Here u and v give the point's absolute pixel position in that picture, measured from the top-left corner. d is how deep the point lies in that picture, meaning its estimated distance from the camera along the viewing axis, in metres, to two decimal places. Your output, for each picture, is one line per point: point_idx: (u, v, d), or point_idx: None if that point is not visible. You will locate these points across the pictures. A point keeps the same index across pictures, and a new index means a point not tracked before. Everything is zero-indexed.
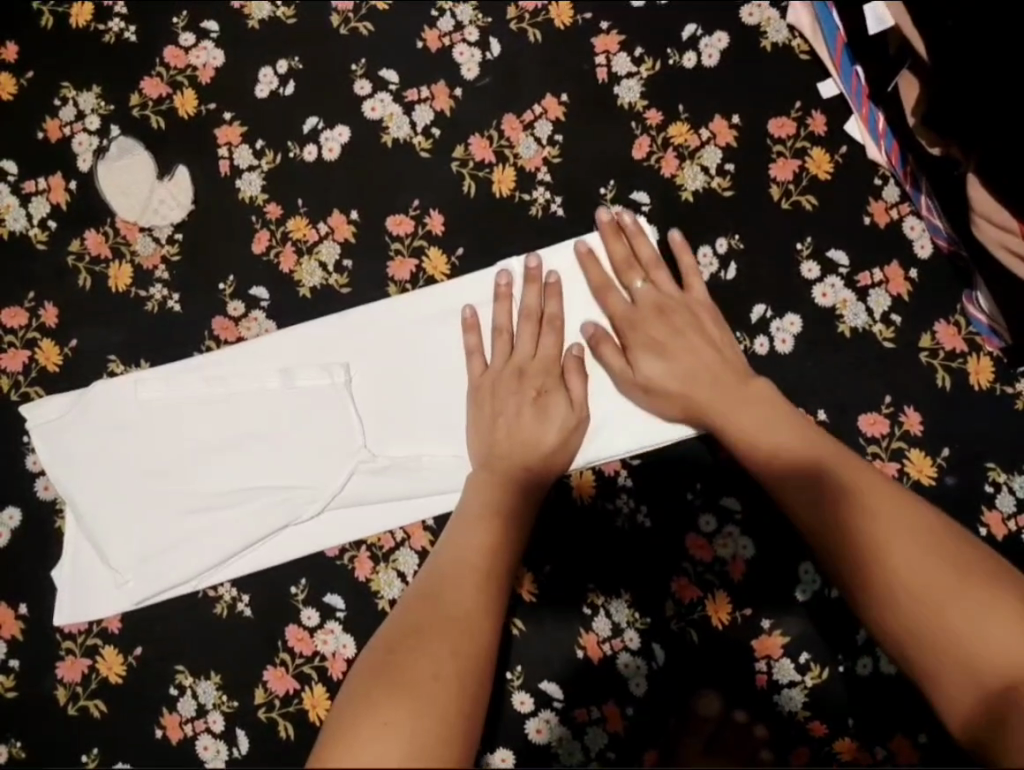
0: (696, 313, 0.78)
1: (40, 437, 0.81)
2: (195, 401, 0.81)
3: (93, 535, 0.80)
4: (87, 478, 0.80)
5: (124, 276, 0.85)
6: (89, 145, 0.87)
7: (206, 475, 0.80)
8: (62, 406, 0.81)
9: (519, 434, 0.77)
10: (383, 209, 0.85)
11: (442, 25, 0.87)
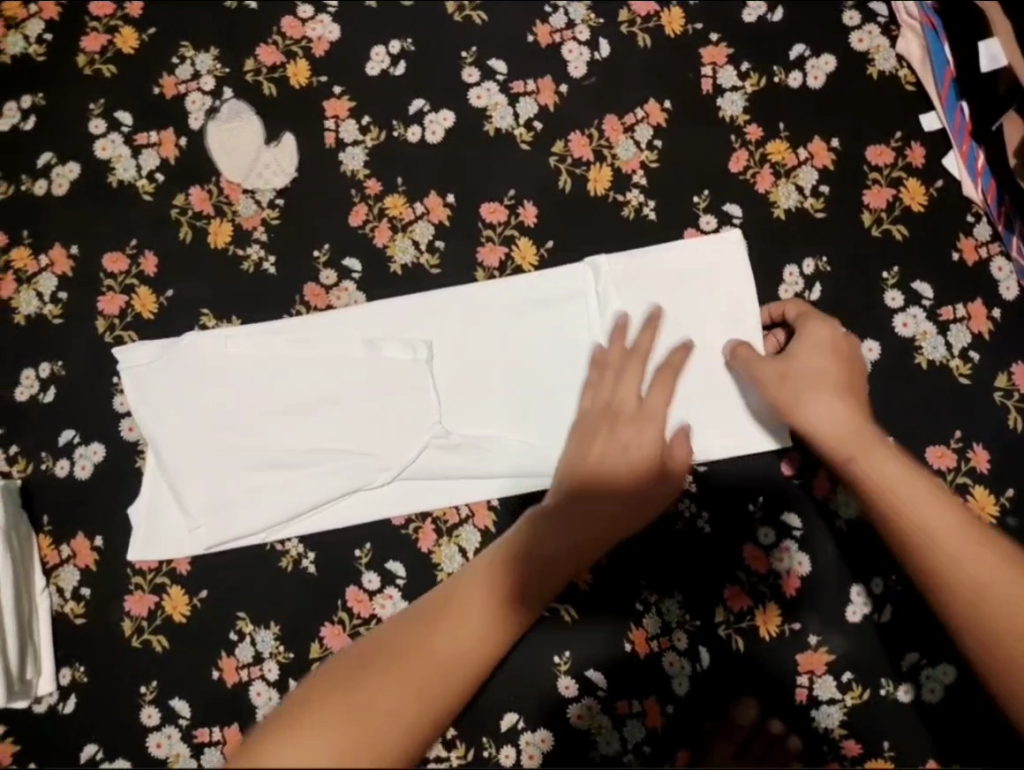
0: (854, 369, 0.75)
1: (129, 379, 0.82)
2: (281, 362, 0.83)
3: (170, 480, 0.81)
4: (170, 423, 0.81)
5: (224, 233, 0.87)
6: (202, 104, 0.90)
7: (283, 435, 0.82)
8: (153, 350, 0.83)
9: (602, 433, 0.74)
10: (480, 196, 0.87)
11: (554, 22, 0.89)
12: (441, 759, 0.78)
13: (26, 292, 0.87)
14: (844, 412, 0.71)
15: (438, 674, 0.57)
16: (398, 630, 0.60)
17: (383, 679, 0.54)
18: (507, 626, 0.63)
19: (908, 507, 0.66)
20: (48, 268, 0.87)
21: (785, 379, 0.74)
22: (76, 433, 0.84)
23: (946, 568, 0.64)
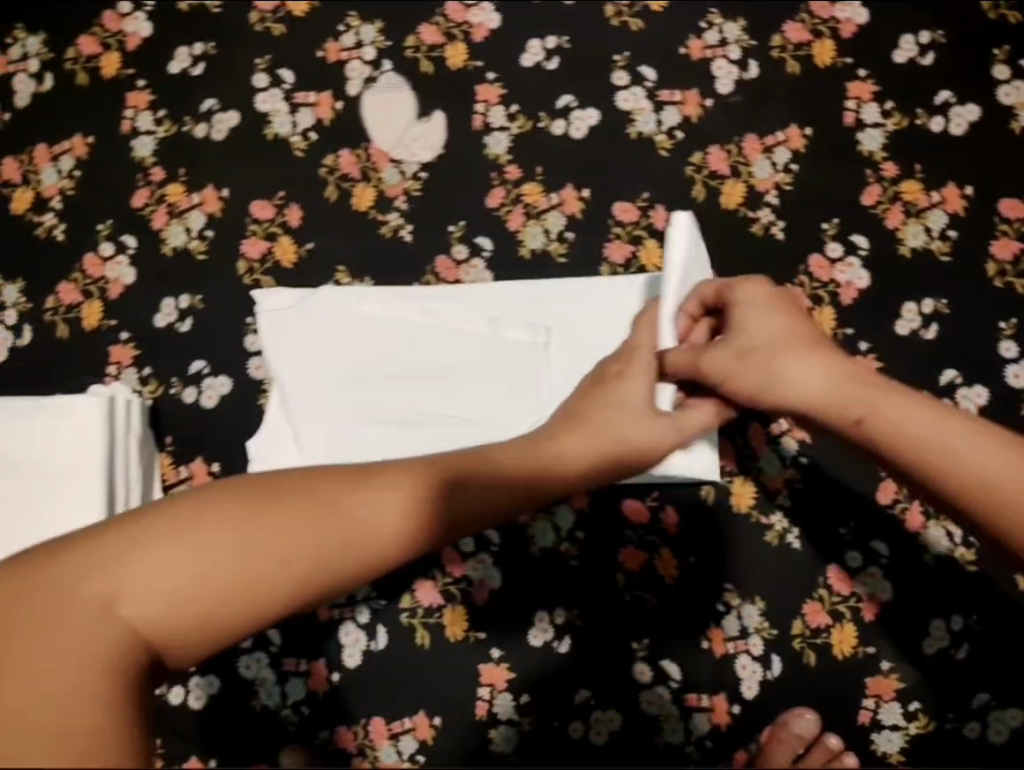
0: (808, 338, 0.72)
1: (265, 322, 0.87)
2: (406, 324, 0.87)
3: (291, 420, 0.86)
4: (298, 368, 0.86)
5: (367, 198, 0.91)
6: (361, 73, 0.93)
7: (400, 393, 0.86)
8: (290, 298, 0.88)
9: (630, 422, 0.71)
10: (616, 194, 0.89)
11: (708, 38, 0.91)
12: (514, 723, 0.83)
13: (176, 226, 0.92)
14: (823, 367, 0.70)
15: (279, 544, 0.53)
16: (289, 504, 0.55)
17: (259, 545, 0.53)
18: (427, 528, 0.59)
19: (913, 430, 0.65)
20: (199, 206, 0.92)
21: (738, 361, 0.72)
22: (206, 365, 0.90)
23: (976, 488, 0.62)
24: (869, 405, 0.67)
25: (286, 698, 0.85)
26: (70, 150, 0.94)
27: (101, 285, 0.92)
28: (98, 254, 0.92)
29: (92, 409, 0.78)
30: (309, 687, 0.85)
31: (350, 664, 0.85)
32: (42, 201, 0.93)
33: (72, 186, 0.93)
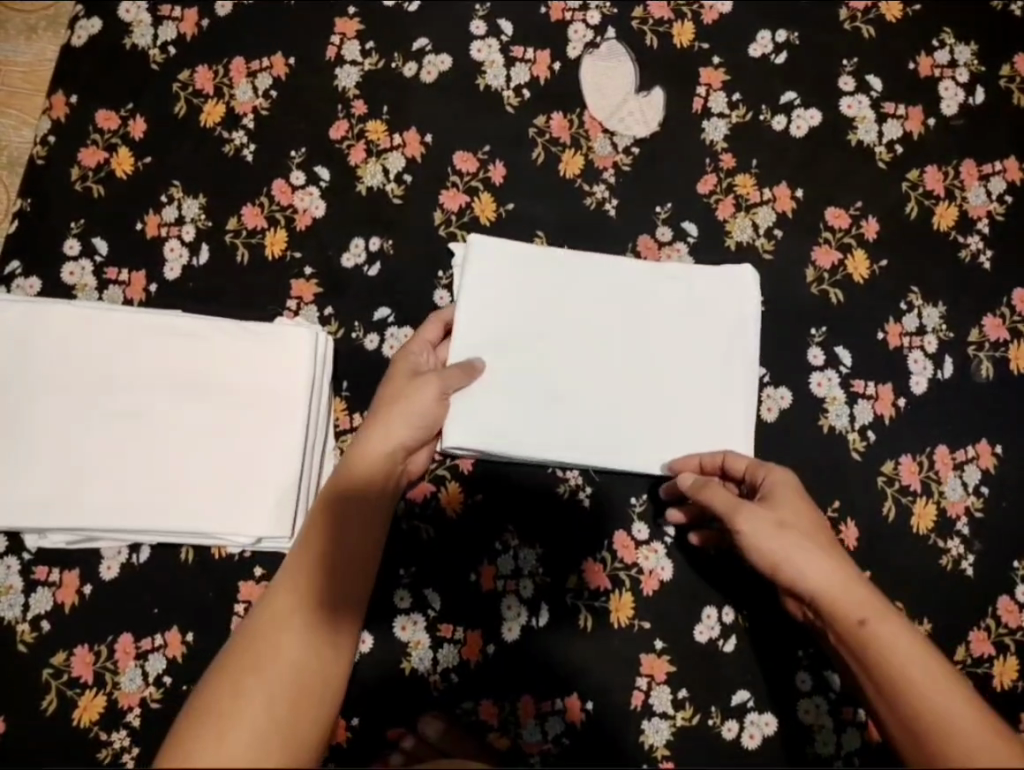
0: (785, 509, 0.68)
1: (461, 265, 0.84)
2: (607, 300, 0.84)
3: (481, 380, 0.81)
4: (496, 327, 0.82)
5: (575, 165, 0.89)
6: (584, 36, 0.90)
7: (595, 369, 0.82)
8: (493, 246, 0.83)
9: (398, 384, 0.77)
10: (828, 200, 0.88)
11: (938, 57, 0.90)
12: (667, 717, 0.81)
13: (373, 165, 0.89)
14: (833, 566, 0.64)
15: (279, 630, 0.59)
16: (254, 630, 0.59)
17: (262, 693, 0.55)
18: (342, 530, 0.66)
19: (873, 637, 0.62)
20: (400, 148, 0.89)
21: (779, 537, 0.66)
22: (391, 313, 0.86)
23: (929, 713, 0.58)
24: (871, 608, 0.62)
25: (437, 665, 0.82)
26: (269, 69, 0.90)
27: (288, 213, 0.87)
28: (288, 181, 0.88)
29: (298, 340, 0.74)
30: (462, 656, 0.82)
31: (507, 639, 0.82)
32: (234, 118, 0.89)
33: (267, 106, 0.89)
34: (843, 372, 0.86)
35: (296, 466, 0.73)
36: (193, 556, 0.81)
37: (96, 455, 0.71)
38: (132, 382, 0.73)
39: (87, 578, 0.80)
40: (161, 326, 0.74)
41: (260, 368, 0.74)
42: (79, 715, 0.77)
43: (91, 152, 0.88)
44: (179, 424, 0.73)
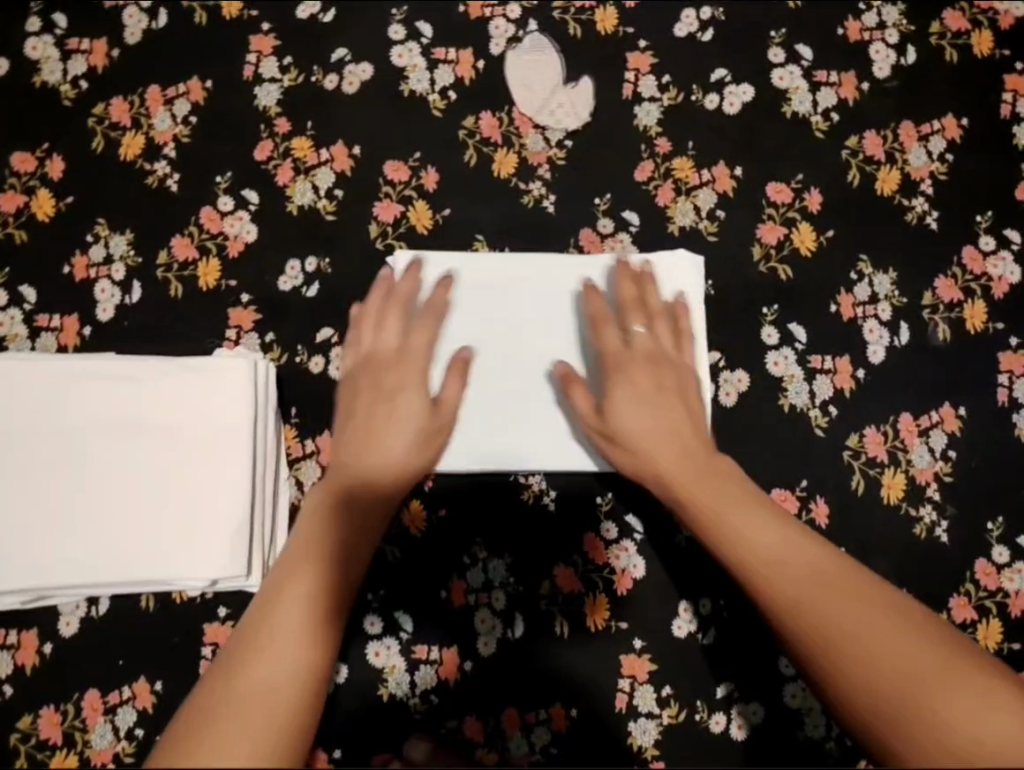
0: (654, 423, 0.75)
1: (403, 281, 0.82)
2: (547, 301, 0.82)
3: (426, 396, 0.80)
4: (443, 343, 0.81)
5: (509, 164, 0.87)
6: (505, 32, 0.88)
7: (538, 374, 0.81)
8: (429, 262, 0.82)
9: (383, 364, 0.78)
10: (768, 175, 0.87)
11: (866, 20, 0.89)
12: (654, 716, 0.80)
13: (302, 183, 0.86)
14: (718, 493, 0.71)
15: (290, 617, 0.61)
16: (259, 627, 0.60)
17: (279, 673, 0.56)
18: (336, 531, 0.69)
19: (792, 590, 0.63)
20: (328, 163, 0.87)
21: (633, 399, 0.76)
22: (335, 332, 0.84)
23: (865, 654, 0.58)
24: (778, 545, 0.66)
25: (415, 687, 0.80)
26: (186, 94, 0.87)
27: (220, 241, 0.85)
28: (216, 208, 0.86)
29: (237, 373, 0.72)
30: (439, 676, 0.80)
31: (483, 654, 0.81)
32: (154, 148, 0.86)
33: (187, 133, 0.87)
34: (799, 349, 0.84)
35: (246, 503, 0.70)
36: (153, 603, 0.78)
37: (37, 511, 0.69)
38: (68, 433, 0.70)
39: (46, 637, 0.77)
40: (92, 372, 0.71)
41: (200, 405, 0.72)
42: None
43: (9, 197, 0.85)
44: (121, 472, 0.70)
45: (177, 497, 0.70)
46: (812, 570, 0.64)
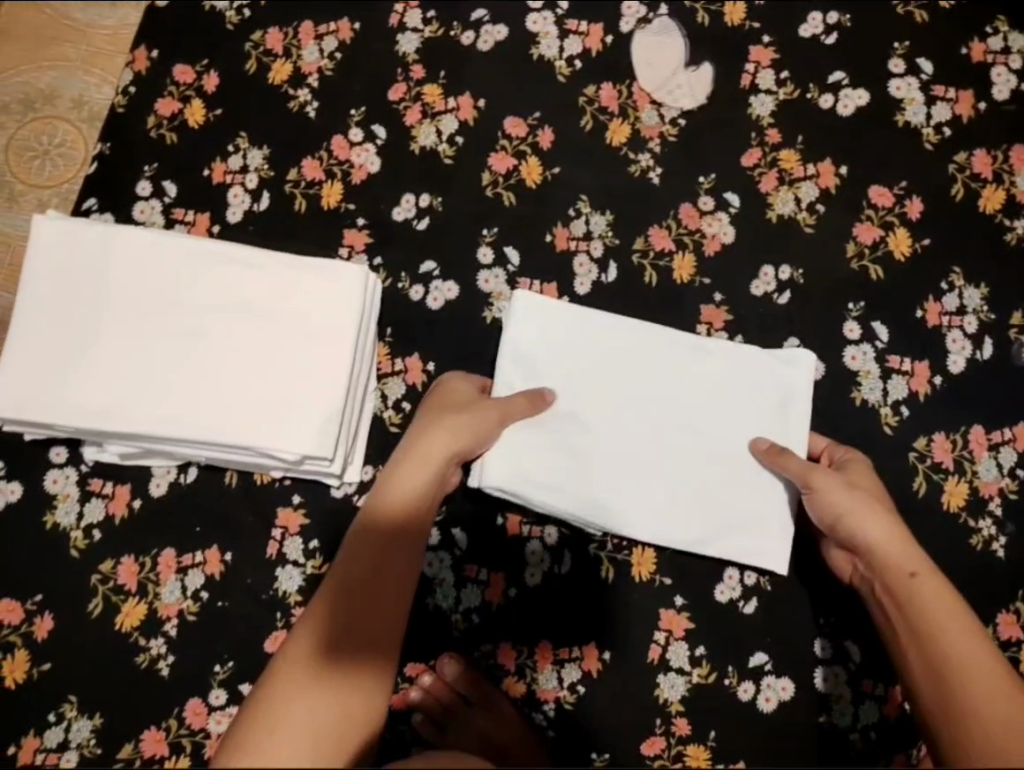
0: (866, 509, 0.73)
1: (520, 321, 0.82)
2: (647, 359, 0.82)
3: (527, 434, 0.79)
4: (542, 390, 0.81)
5: (622, 133, 0.91)
6: (636, 12, 0.93)
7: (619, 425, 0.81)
8: (540, 311, 0.82)
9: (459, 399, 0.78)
10: (872, 179, 0.89)
11: (991, 43, 0.91)
12: (684, 672, 0.82)
13: (427, 126, 0.92)
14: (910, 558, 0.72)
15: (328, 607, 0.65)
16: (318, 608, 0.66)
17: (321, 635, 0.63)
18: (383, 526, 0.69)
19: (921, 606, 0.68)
20: (454, 111, 0.92)
21: (850, 493, 0.73)
22: (436, 267, 0.90)
23: (947, 677, 0.65)
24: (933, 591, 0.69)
25: (459, 604, 0.84)
26: (335, 32, 0.94)
27: (346, 168, 0.92)
28: (346, 138, 0.92)
29: (352, 276, 0.78)
30: (484, 598, 0.84)
31: (529, 583, 0.84)
32: (299, 77, 0.94)
33: (331, 67, 0.94)
34: (879, 347, 0.86)
35: (342, 394, 0.76)
36: (237, 480, 0.85)
37: (156, 367, 0.75)
38: (194, 304, 0.77)
39: (138, 493, 0.84)
40: (225, 254, 0.78)
41: (314, 299, 0.78)
42: (123, 620, 0.81)
43: (167, 102, 0.93)
44: (235, 346, 0.77)
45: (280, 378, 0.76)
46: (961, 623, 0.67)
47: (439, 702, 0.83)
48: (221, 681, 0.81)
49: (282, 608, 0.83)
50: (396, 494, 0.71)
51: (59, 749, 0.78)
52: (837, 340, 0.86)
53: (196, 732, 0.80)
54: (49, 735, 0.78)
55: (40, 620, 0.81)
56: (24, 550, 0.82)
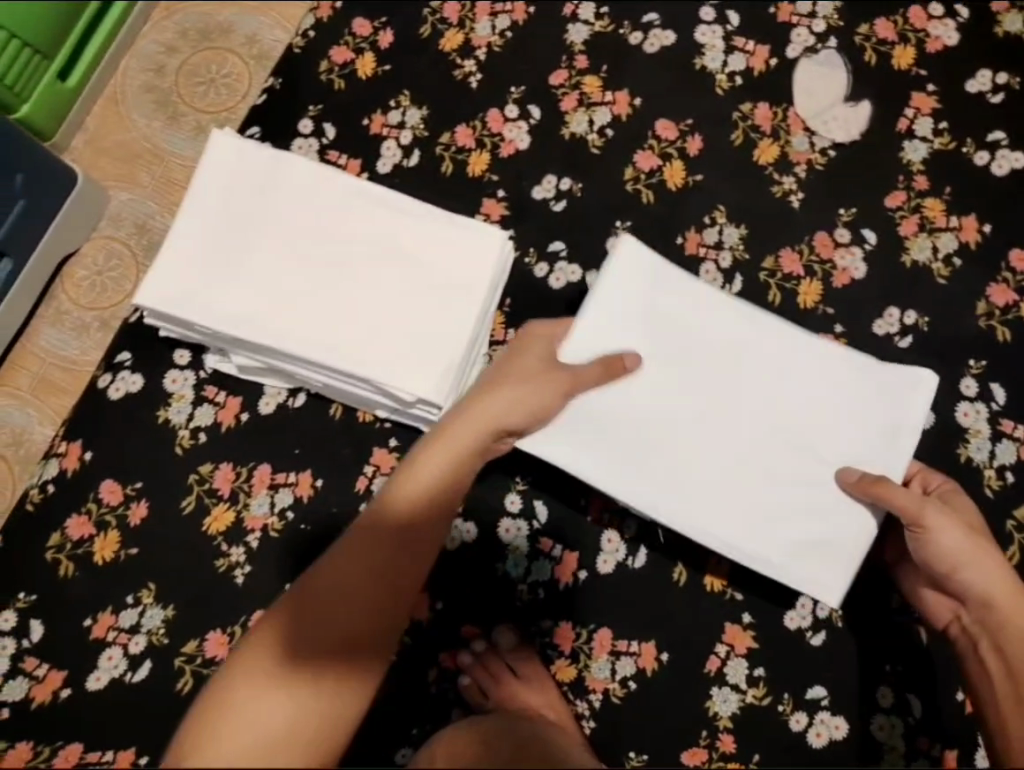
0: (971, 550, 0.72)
1: (620, 272, 0.80)
2: (741, 346, 0.81)
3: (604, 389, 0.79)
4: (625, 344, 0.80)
5: (770, 154, 0.92)
6: (805, 41, 0.94)
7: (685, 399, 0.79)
8: (641, 261, 0.81)
9: (524, 367, 0.75)
10: (1015, 242, 0.88)
11: None
12: (738, 690, 0.82)
13: (581, 114, 0.94)
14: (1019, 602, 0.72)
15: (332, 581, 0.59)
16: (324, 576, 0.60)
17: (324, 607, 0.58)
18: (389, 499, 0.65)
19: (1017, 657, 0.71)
20: (609, 105, 0.94)
21: (960, 530, 0.72)
22: (564, 248, 0.92)
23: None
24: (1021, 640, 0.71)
25: (528, 575, 0.85)
26: (509, 12, 0.97)
27: (496, 141, 0.94)
28: (502, 113, 0.95)
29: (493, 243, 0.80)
30: (554, 575, 0.85)
31: (600, 570, 0.85)
32: (469, 49, 0.96)
33: (500, 44, 0.96)
34: (994, 409, 0.85)
35: (463, 349, 0.78)
36: (339, 412, 0.88)
37: (294, 287, 0.79)
38: (341, 239, 0.81)
39: (247, 406, 0.87)
40: (377, 197, 0.82)
41: (454, 258, 0.80)
42: (209, 522, 0.85)
43: (341, 51, 0.96)
44: (370, 284, 0.80)
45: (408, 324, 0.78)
46: None
47: (487, 672, 0.83)
48: None
49: None
50: (411, 486, 0.66)
51: (130, 631, 0.82)
52: (952, 394, 0.86)
53: None
54: (123, 616, 0.82)
55: (136, 505, 0.84)
56: (134, 438, 0.86)
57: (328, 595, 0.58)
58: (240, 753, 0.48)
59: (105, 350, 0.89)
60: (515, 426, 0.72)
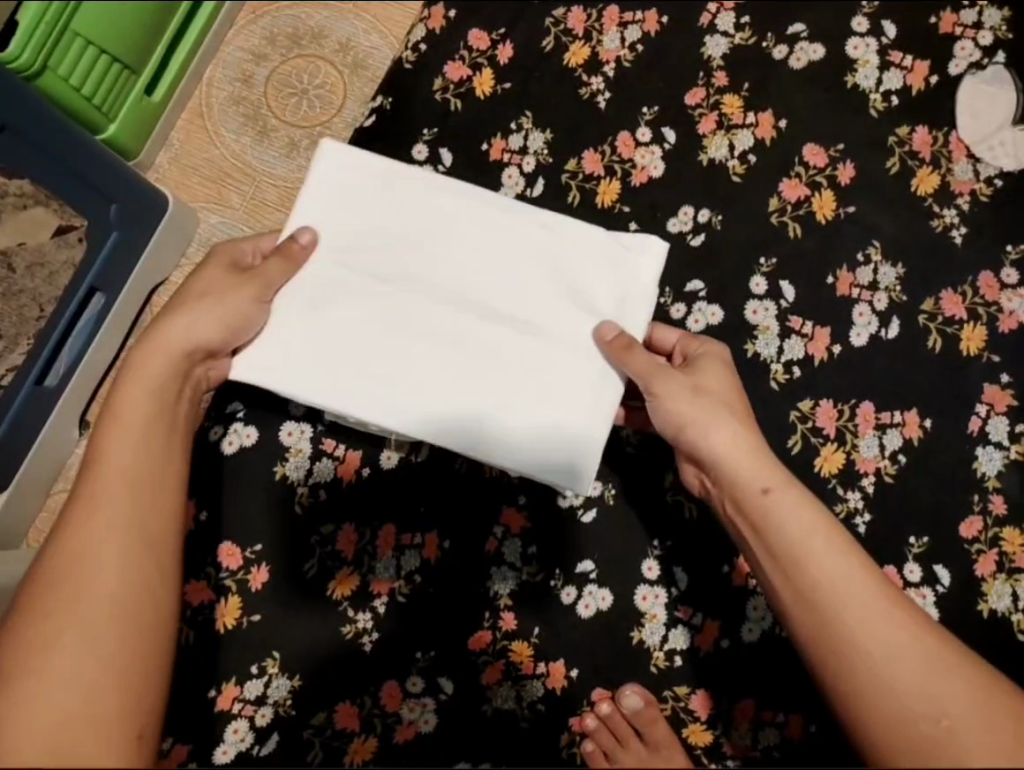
0: (800, 536, 0.62)
1: (321, 175, 0.73)
2: (424, 211, 0.73)
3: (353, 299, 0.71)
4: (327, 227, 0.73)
5: (930, 183, 0.85)
6: (969, 55, 0.87)
7: (496, 329, 0.71)
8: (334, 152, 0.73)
9: (212, 283, 0.69)
10: None
11: None
12: None
13: (721, 138, 0.87)
14: (854, 574, 0.60)
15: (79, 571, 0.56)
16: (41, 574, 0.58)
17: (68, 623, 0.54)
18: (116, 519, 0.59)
19: (829, 582, 0.60)
20: (751, 127, 0.87)
21: (801, 514, 0.62)
22: (703, 288, 0.84)
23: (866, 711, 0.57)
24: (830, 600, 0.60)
25: (665, 643, 0.82)
26: (640, 23, 0.90)
27: (627, 167, 0.87)
28: (633, 136, 0.87)
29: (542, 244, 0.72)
30: (693, 642, 0.82)
31: (744, 638, 0.82)
32: (596, 63, 0.89)
33: (631, 58, 0.89)
34: None
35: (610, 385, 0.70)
36: (465, 469, 0.85)
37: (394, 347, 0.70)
38: (389, 210, 0.73)
39: (368, 461, 0.86)
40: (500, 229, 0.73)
41: (485, 231, 0.73)
42: (335, 587, 0.83)
43: (456, 67, 0.90)
44: (420, 270, 0.72)
45: (403, 302, 0.71)
46: (907, 647, 0.57)
47: (612, 732, 0.79)
48: (421, 669, 0.82)
49: (490, 608, 0.83)
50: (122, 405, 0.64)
51: (256, 702, 0.81)
52: None
53: (388, 714, 0.82)
54: (248, 687, 0.81)
55: (256, 570, 0.83)
56: (251, 496, 0.85)
57: (90, 547, 0.57)
58: (58, 706, 0.50)
59: (215, 401, 0.87)
60: (208, 344, 0.67)
